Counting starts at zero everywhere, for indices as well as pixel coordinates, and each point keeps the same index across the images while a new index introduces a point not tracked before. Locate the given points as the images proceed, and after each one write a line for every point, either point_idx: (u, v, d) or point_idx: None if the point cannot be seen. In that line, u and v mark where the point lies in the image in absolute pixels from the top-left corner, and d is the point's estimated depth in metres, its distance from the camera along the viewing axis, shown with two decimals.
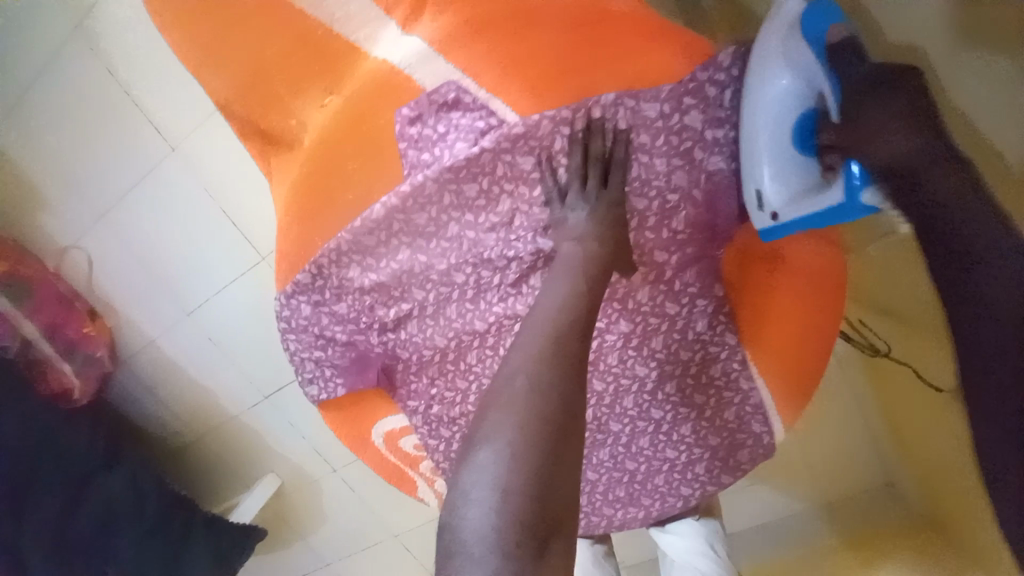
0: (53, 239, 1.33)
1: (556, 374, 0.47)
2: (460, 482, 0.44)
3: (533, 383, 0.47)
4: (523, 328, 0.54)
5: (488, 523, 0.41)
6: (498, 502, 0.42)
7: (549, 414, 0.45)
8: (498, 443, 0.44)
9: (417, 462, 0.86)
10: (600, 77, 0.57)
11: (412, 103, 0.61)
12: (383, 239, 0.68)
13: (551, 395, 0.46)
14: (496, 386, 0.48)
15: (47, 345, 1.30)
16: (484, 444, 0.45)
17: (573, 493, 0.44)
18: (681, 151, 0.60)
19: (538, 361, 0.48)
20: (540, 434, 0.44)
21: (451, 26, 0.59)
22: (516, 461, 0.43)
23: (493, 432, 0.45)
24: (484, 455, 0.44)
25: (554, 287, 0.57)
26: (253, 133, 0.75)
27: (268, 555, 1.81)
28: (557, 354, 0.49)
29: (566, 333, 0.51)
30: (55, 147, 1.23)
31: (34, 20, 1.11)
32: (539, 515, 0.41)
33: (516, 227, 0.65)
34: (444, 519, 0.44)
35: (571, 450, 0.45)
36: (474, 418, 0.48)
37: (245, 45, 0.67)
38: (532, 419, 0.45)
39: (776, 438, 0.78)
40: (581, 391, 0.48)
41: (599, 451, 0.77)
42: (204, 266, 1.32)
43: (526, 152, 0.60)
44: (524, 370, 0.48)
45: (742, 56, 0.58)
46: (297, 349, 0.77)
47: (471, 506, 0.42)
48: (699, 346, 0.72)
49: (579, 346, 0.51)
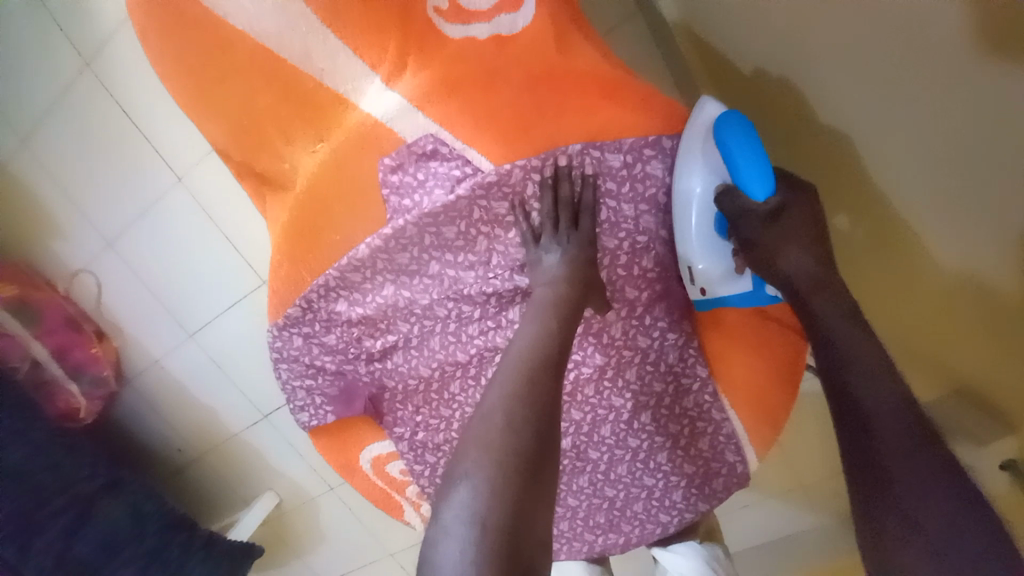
0: (64, 263, 1.43)
1: (531, 413, 0.51)
2: (439, 518, 0.46)
3: (510, 421, 0.50)
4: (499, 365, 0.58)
5: (463, 558, 0.43)
6: (475, 536, 0.44)
7: (522, 446, 0.49)
8: (476, 479, 0.47)
9: (404, 486, 0.88)
10: (566, 130, 0.63)
11: (394, 153, 0.66)
12: (368, 275, 0.72)
13: (525, 432, 0.49)
14: (475, 424, 0.51)
15: (57, 367, 1.39)
16: (462, 481, 0.47)
17: (543, 530, 0.47)
18: (646, 197, 0.65)
19: (514, 399, 0.52)
20: (514, 470, 0.47)
21: (427, 82, 0.64)
22: (493, 498, 0.45)
23: (470, 470, 0.47)
24: (462, 490, 0.46)
25: (529, 325, 0.61)
26: (249, 174, 0.80)
27: (269, 570, 1.85)
28: (532, 392, 0.53)
29: (540, 370, 0.55)
30: (68, 178, 1.31)
31: (48, 62, 1.20)
32: (514, 550, 0.44)
33: (494, 265, 0.69)
34: (423, 556, 0.46)
35: (540, 488, 0.48)
36: (452, 458, 0.50)
37: (236, 97, 0.73)
38: (509, 456, 0.48)
39: (751, 467, 0.80)
40: (550, 428, 0.51)
41: (579, 477, 0.80)
42: (206, 290, 1.40)
43: (500, 197, 0.65)
44: (501, 408, 0.51)
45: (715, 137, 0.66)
46: (289, 378, 0.81)
47: (448, 539, 0.44)
48: (671, 377, 0.74)
49: (550, 383, 0.54)
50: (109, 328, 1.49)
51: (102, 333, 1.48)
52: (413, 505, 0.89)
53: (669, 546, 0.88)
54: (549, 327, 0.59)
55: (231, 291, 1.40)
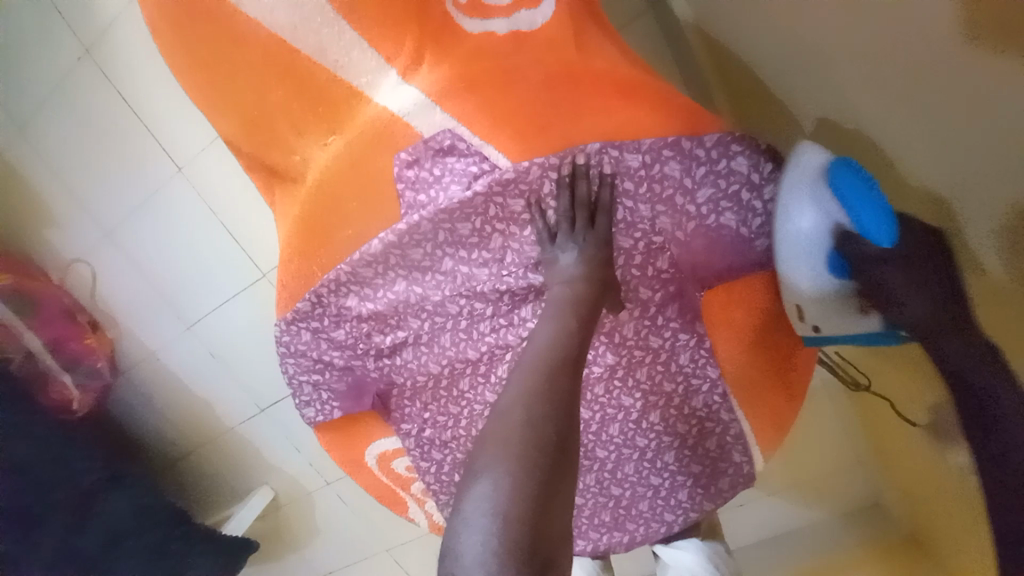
0: (59, 253, 1.46)
1: (550, 408, 0.51)
2: (460, 511, 0.46)
3: (531, 415, 0.50)
4: (517, 360, 0.58)
5: (486, 549, 0.43)
6: (497, 528, 0.44)
7: (544, 443, 0.48)
8: (497, 473, 0.46)
9: (409, 483, 0.87)
10: (582, 130, 0.63)
11: (410, 148, 0.65)
12: (380, 271, 0.71)
13: (546, 427, 0.49)
14: (495, 419, 0.51)
15: (51, 359, 1.35)
16: (482, 474, 0.47)
17: (563, 524, 0.47)
18: (662, 198, 0.65)
19: (533, 394, 0.52)
20: (536, 464, 0.47)
21: (445, 80, 0.65)
22: (514, 490, 0.45)
23: (490, 464, 0.47)
24: (483, 484, 0.46)
25: (547, 322, 0.61)
26: (258, 167, 0.79)
27: (263, 565, 1.84)
28: (552, 387, 0.53)
29: (559, 367, 0.55)
30: (71, 168, 1.35)
31: (55, 55, 1.25)
32: (535, 543, 0.44)
33: (508, 263, 0.69)
34: (444, 549, 0.45)
35: (561, 482, 0.47)
36: (471, 451, 0.50)
37: (248, 89, 0.72)
38: (530, 450, 0.48)
39: (755, 468, 0.81)
40: (570, 425, 0.51)
41: (586, 476, 0.80)
42: (205, 282, 1.43)
43: (517, 194, 0.65)
44: (520, 402, 0.51)
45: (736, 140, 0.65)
46: (295, 372, 0.80)
47: (469, 532, 0.44)
48: (681, 378, 0.74)
49: (571, 378, 0.54)
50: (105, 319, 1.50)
51: (96, 323, 1.48)
52: (417, 502, 0.89)
53: (672, 544, 0.89)
54: (567, 325, 0.59)
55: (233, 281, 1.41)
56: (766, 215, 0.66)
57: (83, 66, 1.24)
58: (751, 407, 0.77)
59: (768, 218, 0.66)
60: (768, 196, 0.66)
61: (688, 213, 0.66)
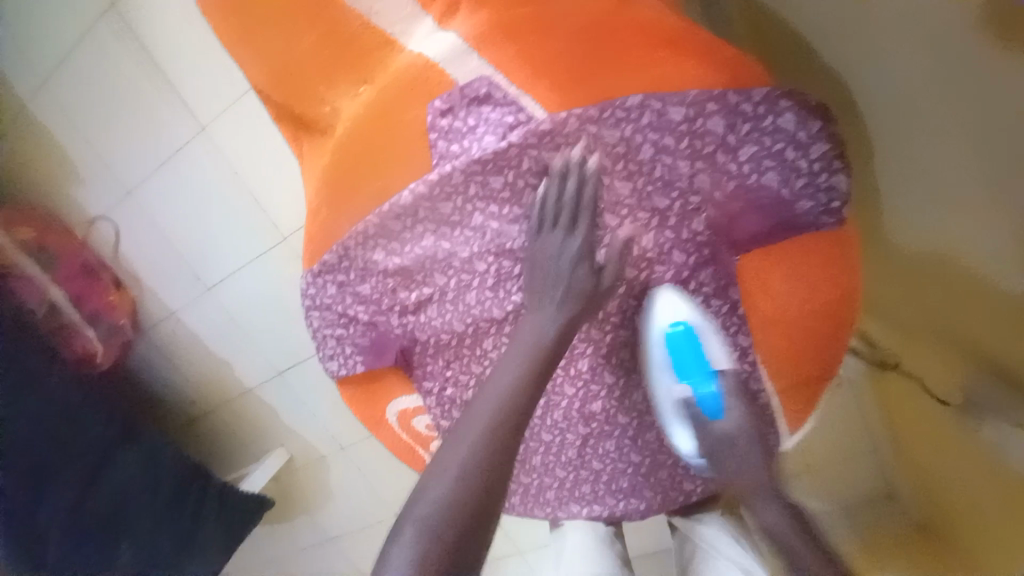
0: (83, 209, 1.49)
1: (491, 449, 0.56)
2: (396, 533, 0.53)
3: (471, 456, 0.55)
4: (479, 390, 0.62)
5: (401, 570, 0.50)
6: (416, 555, 0.50)
7: (479, 479, 0.54)
8: (431, 507, 0.52)
9: (428, 442, 0.87)
10: (624, 81, 0.62)
11: (445, 95, 0.64)
12: (409, 224, 0.71)
13: (482, 470, 0.54)
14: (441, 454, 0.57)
15: (74, 312, 1.42)
16: (415, 507, 0.53)
17: (480, 551, 0.53)
18: (703, 155, 0.63)
19: (480, 438, 0.56)
20: (465, 501, 0.53)
21: (484, 25, 0.63)
22: (440, 521, 0.52)
23: (423, 497, 0.53)
24: (416, 515, 0.53)
25: (510, 358, 0.63)
26: (286, 117, 0.78)
27: (278, 523, 1.90)
28: (497, 431, 0.57)
29: (511, 408, 0.58)
30: (100, 124, 1.38)
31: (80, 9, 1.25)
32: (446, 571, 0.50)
33: (539, 220, 0.68)
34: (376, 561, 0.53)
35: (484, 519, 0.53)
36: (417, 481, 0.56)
37: (279, 36, 0.71)
38: (461, 486, 0.53)
39: (779, 441, 0.80)
40: (517, 436, 0.57)
41: (606, 442, 0.79)
42: (227, 243, 1.44)
43: (553, 147, 0.63)
44: (465, 443, 0.56)
45: (787, 96, 0.62)
46: (320, 326, 0.81)
47: (395, 552, 0.51)
48: (709, 346, 0.73)
49: (528, 398, 0.60)
50: (127, 277, 1.54)
51: (119, 282, 1.52)
52: None
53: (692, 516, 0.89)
54: (530, 364, 0.62)
55: (256, 245, 1.43)
56: (809, 175, 0.63)
57: (108, 20, 1.24)
58: (789, 385, 0.76)
59: (812, 178, 0.63)
60: (814, 155, 0.63)
61: (728, 171, 0.64)
